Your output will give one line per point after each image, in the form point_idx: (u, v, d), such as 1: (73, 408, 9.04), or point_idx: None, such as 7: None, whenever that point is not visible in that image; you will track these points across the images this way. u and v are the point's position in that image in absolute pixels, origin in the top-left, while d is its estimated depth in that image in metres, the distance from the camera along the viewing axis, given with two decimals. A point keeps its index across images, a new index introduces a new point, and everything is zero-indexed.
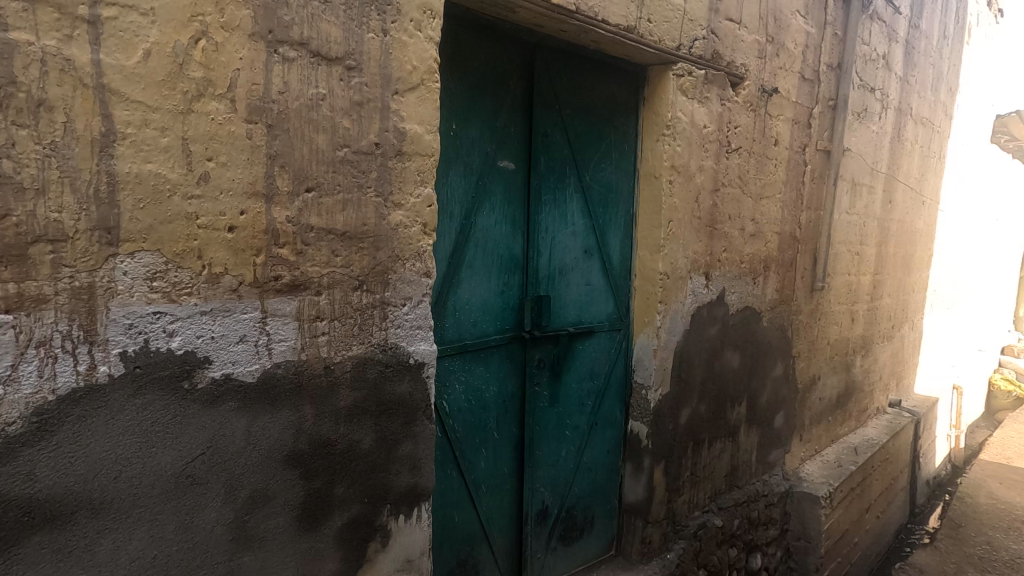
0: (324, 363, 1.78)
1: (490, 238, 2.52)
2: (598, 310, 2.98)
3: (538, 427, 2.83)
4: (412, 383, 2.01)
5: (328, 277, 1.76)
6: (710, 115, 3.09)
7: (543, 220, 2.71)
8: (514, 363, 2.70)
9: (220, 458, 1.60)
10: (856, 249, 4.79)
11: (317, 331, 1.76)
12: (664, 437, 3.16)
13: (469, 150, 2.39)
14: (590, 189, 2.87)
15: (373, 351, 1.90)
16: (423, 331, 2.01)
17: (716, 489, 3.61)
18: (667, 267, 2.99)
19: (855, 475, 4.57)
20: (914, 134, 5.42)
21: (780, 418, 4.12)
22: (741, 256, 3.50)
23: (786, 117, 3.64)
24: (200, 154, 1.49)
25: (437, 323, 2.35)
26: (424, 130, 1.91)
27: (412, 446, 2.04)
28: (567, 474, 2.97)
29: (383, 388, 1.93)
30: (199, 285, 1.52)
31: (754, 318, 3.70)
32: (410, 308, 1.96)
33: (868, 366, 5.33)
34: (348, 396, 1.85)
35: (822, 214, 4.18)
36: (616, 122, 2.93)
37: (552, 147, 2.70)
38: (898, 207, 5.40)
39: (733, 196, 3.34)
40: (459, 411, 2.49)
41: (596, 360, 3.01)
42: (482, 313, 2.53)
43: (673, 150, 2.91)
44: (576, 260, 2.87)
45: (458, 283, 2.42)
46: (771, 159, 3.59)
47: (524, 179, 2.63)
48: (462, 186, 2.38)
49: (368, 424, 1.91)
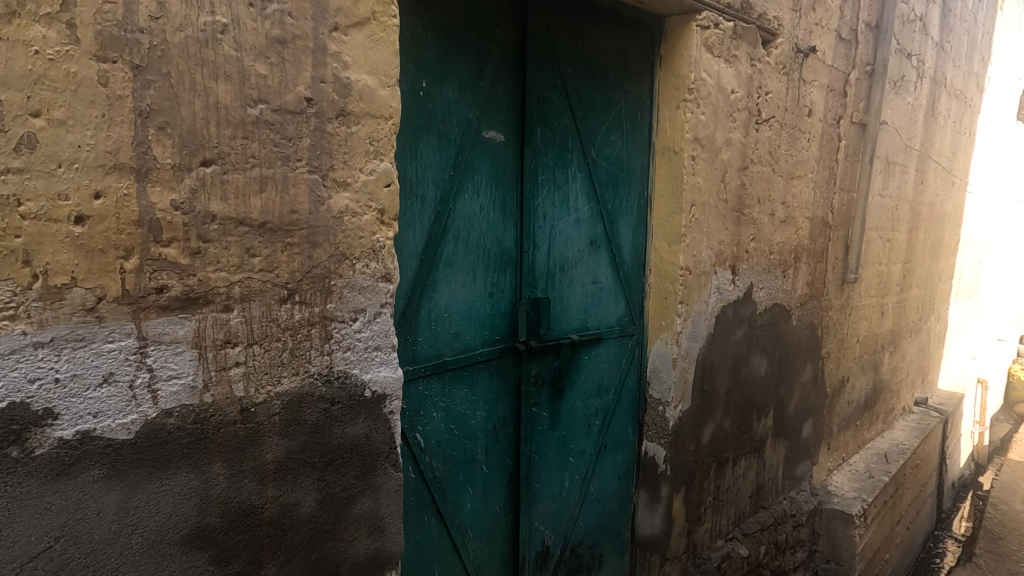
0: (239, 404, 1.29)
1: (475, 227, 2.02)
2: (606, 314, 2.50)
3: (536, 457, 2.35)
4: (370, 423, 1.52)
5: (241, 287, 1.26)
6: (739, 77, 2.58)
7: (540, 204, 2.21)
8: (505, 381, 2.21)
9: (78, 551, 1.11)
10: (888, 235, 4.30)
11: (226, 361, 1.26)
12: (684, 460, 2.70)
13: (445, 116, 1.87)
14: (597, 167, 2.36)
15: (313, 384, 1.40)
16: (382, 353, 1.52)
17: (740, 512, 3.16)
18: (689, 261, 2.50)
19: (888, 487, 4.13)
20: (948, 107, 4.91)
21: (808, 428, 3.66)
22: (771, 246, 3.02)
23: (821, 83, 3.13)
24: (18, 106, 0.98)
25: (408, 338, 1.85)
26: (377, 83, 1.41)
27: (372, 503, 1.56)
28: (570, 509, 2.50)
29: (328, 430, 1.44)
30: (29, 304, 1.02)
31: (783, 316, 3.23)
32: (363, 323, 1.47)
33: (896, 364, 4.88)
34: (278, 445, 1.36)
35: (855, 196, 3.69)
36: (628, 85, 2.41)
37: (550, 115, 2.19)
38: (930, 188, 4.91)
39: (762, 176, 2.84)
40: (438, 445, 2.00)
41: (604, 371, 2.52)
42: (465, 322, 2.03)
43: (696, 120, 2.42)
44: (581, 254, 2.38)
45: (434, 285, 1.91)
46: (805, 132, 3.10)
47: (516, 154, 2.12)
48: (437, 163, 1.86)
49: (309, 479, 1.42)
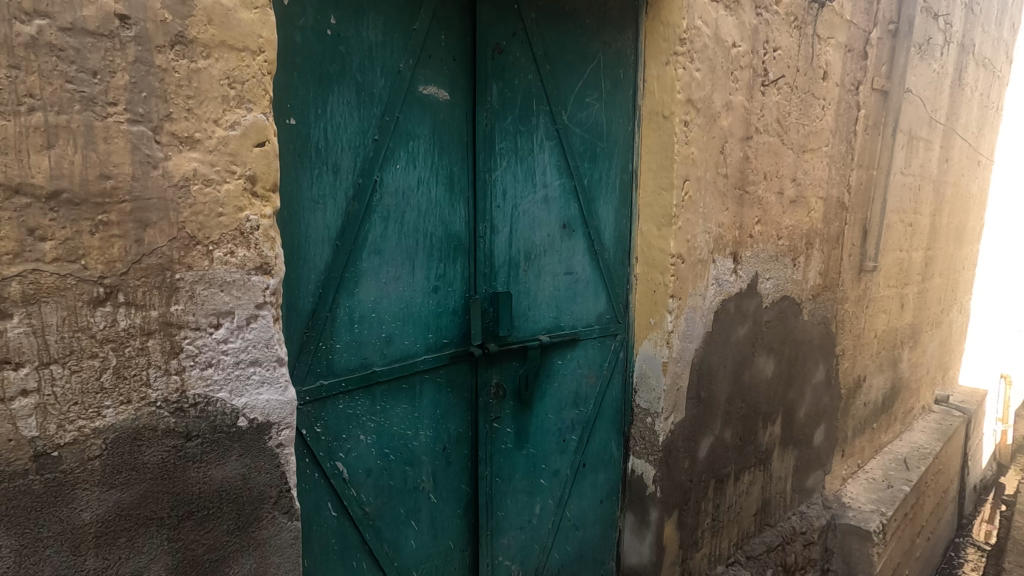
0: (29, 448, 0.92)
1: (412, 206, 1.63)
2: (583, 310, 2.11)
3: (498, 481, 1.98)
4: (247, 462, 1.16)
5: (23, 284, 0.89)
6: (742, 28, 2.16)
7: (498, 180, 1.82)
8: (458, 393, 1.84)
9: None
10: (909, 219, 3.87)
11: (6, 391, 0.89)
12: (676, 479, 2.32)
13: (364, 64, 1.48)
14: (570, 135, 1.97)
15: (155, 415, 1.03)
16: (261, 371, 1.16)
17: (743, 533, 2.79)
18: (681, 248, 2.11)
19: (909, 496, 3.74)
20: (976, 77, 4.44)
21: (820, 435, 3.28)
22: (779, 231, 2.62)
23: (837, 42, 2.71)
24: None
25: (323, 345, 1.48)
26: (237, 2, 1.04)
27: (254, 564, 1.20)
28: (543, 539, 2.14)
29: (182, 475, 1.07)
30: None
31: (793, 311, 2.83)
32: (229, 332, 1.10)
33: (915, 360, 4.47)
34: (101, 501, 0.99)
35: (875, 174, 3.27)
36: (608, 35, 2.00)
37: (509, 69, 1.79)
38: (955, 167, 4.47)
39: (768, 148, 2.44)
40: (368, 474, 1.63)
41: (581, 378, 2.14)
42: (400, 324, 1.65)
43: (689, 77, 2.01)
44: (551, 240, 1.99)
45: (356, 278, 1.53)
46: (819, 98, 2.68)
47: (465, 116, 1.73)
48: (355, 123, 1.47)
49: (154, 542, 1.06)
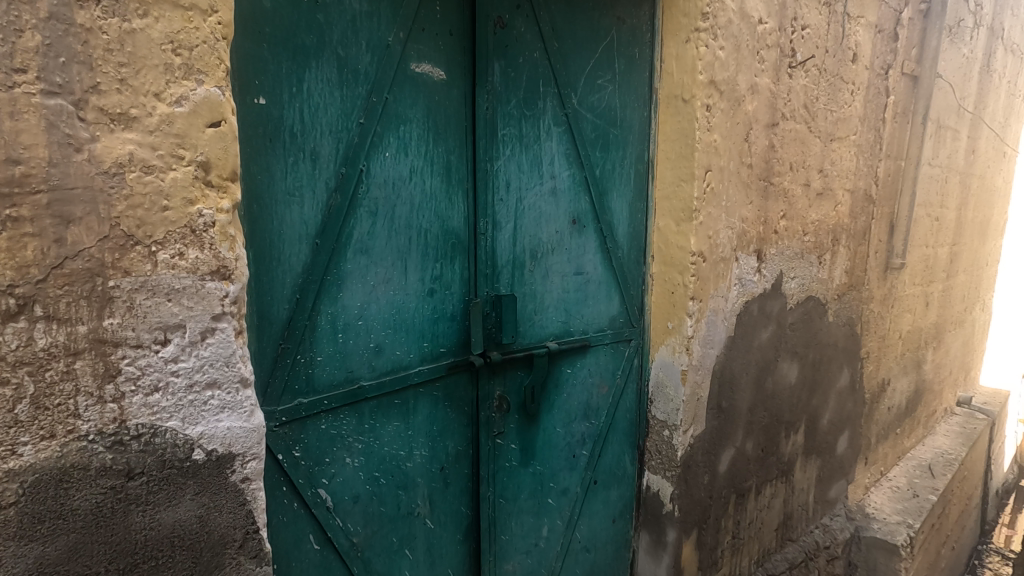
0: None
1: (404, 199, 1.45)
2: (595, 314, 1.93)
3: (501, 503, 1.80)
4: (204, 501, 0.98)
5: None
6: (769, 3, 1.96)
7: (500, 169, 1.64)
8: (457, 407, 1.66)
9: None
10: (936, 213, 3.66)
11: None
12: (695, 496, 2.13)
13: (347, 37, 1.29)
14: (580, 121, 1.78)
15: (86, 452, 0.85)
16: (220, 394, 0.98)
17: (765, 550, 2.60)
18: (702, 245, 1.91)
19: (935, 505, 3.54)
20: (1004, 63, 4.21)
21: (843, 442, 3.09)
22: (805, 226, 2.42)
23: (867, 21, 2.50)
24: None
25: (302, 358, 1.30)
26: None
27: None
28: (550, 564, 1.96)
29: (122, 521, 0.90)
30: None
31: (818, 312, 2.64)
32: (179, 350, 0.92)
33: (939, 361, 4.26)
34: (18, 558, 0.81)
35: (903, 165, 3.06)
36: (622, 10, 1.80)
37: (513, 47, 1.60)
38: (981, 158, 4.25)
39: (794, 136, 2.24)
40: (356, 501, 1.46)
41: (592, 387, 1.96)
42: (391, 333, 1.47)
43: (712, 56, 1.81)
44: (560, 236, 1.80)
45: (340, 282, 1.35)
46: (848, 83, 2.48)
47: (463, 99, 1.55)
48: (337, 104, 1.29)
49: None
